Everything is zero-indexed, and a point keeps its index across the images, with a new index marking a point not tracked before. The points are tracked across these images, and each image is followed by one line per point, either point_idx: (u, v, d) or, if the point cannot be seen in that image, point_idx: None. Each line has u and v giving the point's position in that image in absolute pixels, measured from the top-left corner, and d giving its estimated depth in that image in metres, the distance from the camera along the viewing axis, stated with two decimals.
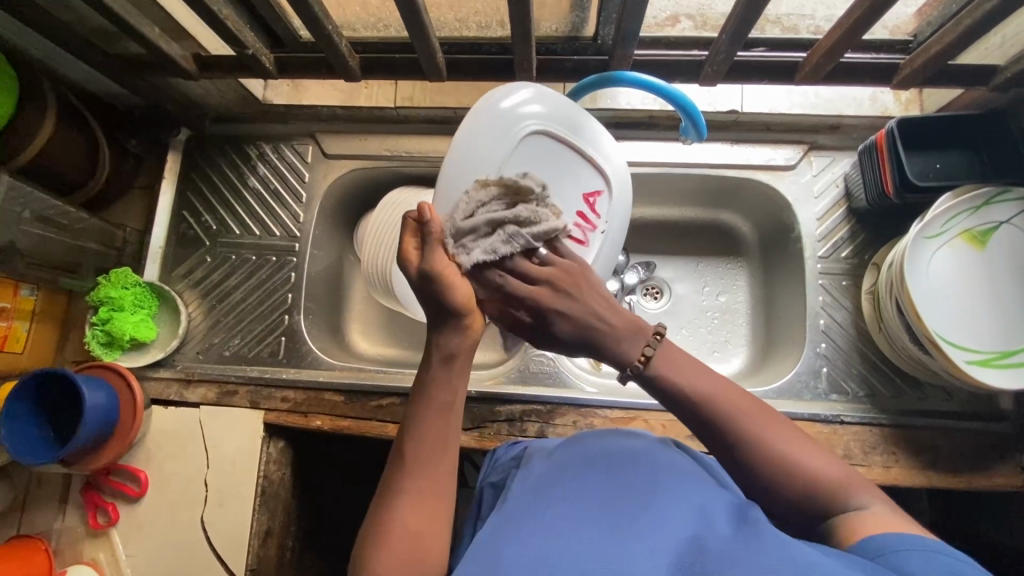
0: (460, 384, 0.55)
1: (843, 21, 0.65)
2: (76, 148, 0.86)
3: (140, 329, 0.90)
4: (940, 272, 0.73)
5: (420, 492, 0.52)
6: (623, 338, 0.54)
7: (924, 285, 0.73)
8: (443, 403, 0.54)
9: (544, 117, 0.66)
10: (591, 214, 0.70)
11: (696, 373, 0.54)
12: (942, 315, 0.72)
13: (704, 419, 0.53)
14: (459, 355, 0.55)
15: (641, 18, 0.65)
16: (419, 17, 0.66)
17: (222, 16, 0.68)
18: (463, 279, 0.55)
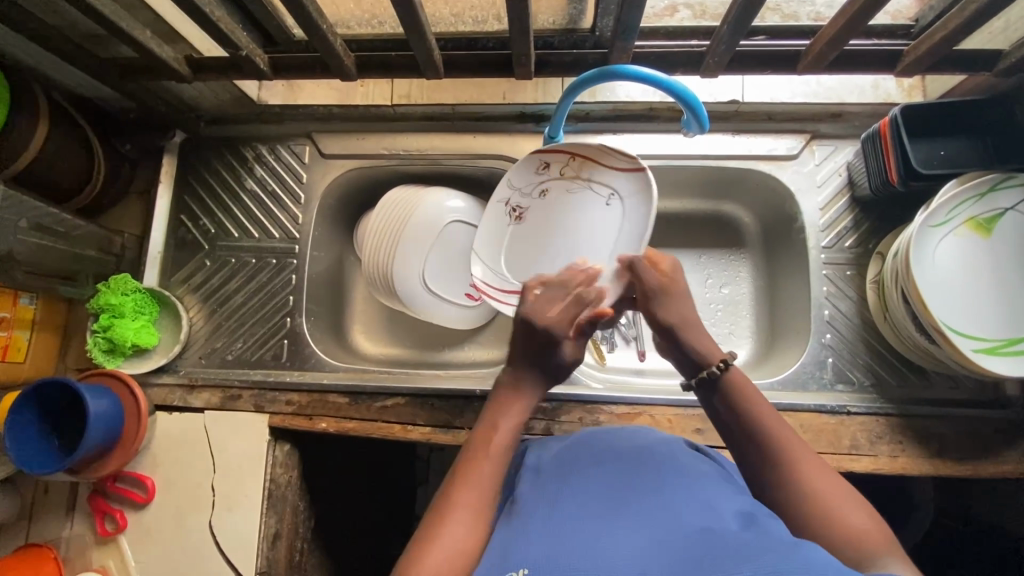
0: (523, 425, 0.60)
1: (845, 9, 0.64)
2: (70, 154, 0.85)
3: (141, 335, 0.89)
4: (941, 259, 0.73)
5: (473, 511, 0.51)
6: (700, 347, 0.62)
7: (927, 273, 0.72)
8: (509, 429, 0.58)
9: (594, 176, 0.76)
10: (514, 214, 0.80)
11: (757, 404, 0.57)
12: (945, 309, 0.71)
13: (745, 440, 0.56)
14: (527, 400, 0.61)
15: (640, 10, 0.64)
16: (414, 14, 0.64)
17: (214, 16, 0.67)
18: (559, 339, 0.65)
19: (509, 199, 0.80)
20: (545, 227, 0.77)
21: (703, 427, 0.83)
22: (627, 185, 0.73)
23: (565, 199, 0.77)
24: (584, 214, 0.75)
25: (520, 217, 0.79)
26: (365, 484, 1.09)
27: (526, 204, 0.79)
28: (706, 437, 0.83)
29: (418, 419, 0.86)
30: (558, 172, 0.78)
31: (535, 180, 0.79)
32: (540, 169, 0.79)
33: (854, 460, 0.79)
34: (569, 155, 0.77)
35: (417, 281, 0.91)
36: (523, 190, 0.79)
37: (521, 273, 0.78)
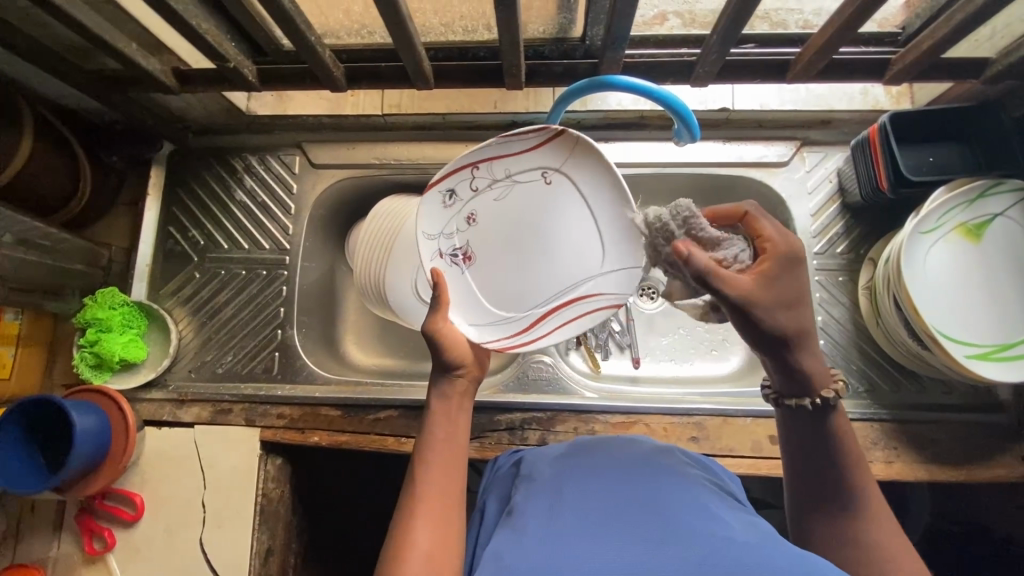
0: (460, 423, 0.59)
1: (834, 19, 0.64)
2: (55, 167, 0.84)
3: (129, 349, 0.88)
4: (960, 268, 0.73)
5: (434, 514, 0.53)
6: (818, 363, 0.54)
7: (945, 284, 0.73)
8: (444, 435, 0.58)
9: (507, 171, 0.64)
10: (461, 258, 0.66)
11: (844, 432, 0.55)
12: (959, 323, 0.72)
13: (822, 466, 0.54)
14: (456, 398, 0.60)
15: (630, 20, 0.64)
16: (403, 25, 0.64)
17: (201, 29, 0.67)
18: (460, 339, 0.62)
19: (442, 249, 0.66)
20: (509, 243, 0.65)
21: (698, 435, 0.83)
22: (545, 157, 0.62)
23: (495, 211, 0.65)
24: (531, 208, 0.64)
25: (468, 258, 0.66)
26: (359, 496, 1.08)
27: (463, 241, 0.66)
28: (701, 445, 0.83)
29: (411, 431, 0.85)
30: (468, 192, 0.65)
31: (453, 217, 0.66)
32: (448, 203, 0.66)
33: None
34: (470, 168, 0.64)
35: (410, 292, 0.89)
36: (448, 232, 0.66)
37: (514, 302, 0.65)
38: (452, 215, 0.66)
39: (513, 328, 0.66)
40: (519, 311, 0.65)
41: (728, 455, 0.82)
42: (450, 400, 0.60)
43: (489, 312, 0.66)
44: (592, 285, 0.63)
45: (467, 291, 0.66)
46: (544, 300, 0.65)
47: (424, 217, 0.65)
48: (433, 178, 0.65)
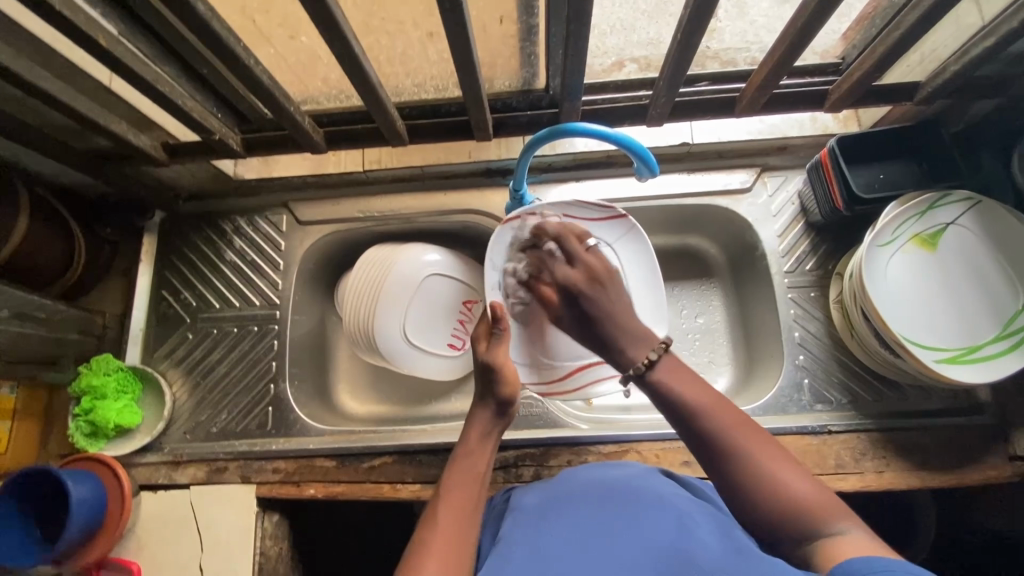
0: (485, 456, 0.67)
1: (768, 59, 0.70)
2: (52, 241, 0.87)
3: (124, 415, 0.89)
4: (887, 272, 0.76)
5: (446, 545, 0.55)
6: (634, 343, 0.62)
7: (881, 293, 0.75)
8: (465, 472, 0.64)
9: None
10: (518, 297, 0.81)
11: (687, 382, 0.57)
12: (910, 323, 0.75)
13: (685, 428, 0.55)
14: (488, 431, 0.69)
15: (581, 75, 0.70)
16: (374, 91, 0.70)
17: (187, 107, 0.72)
18: (515, 373, 0.70)
19: (502, 281, 0.82)
20: None
21: (690, 458, 0.84)
22: (600, 232, 0.83)
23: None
24: None
25: (524, 296, 0.82)
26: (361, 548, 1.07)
27: (525, 279, 0.81)
28: (695, 468, 0.84)
29: (406, 477, 0.86)
30: (536, 235, 0.82)
31: (519, 250, 0.81)
32: (517, 237, 0.81)
33: (840, 479, 0.80)
34: (543, 215, 0.82)
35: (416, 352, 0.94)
36: (512, 266, 0.81)
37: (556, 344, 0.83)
38: (521, 253, 0.81)
39: (550, 375, 0.84)
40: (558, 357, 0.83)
41: None
42: (484, 436, 0.68)
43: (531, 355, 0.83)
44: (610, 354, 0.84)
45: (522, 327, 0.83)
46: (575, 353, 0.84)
47: (497, 249, 0.81)
48: (511, 214, 0.81)
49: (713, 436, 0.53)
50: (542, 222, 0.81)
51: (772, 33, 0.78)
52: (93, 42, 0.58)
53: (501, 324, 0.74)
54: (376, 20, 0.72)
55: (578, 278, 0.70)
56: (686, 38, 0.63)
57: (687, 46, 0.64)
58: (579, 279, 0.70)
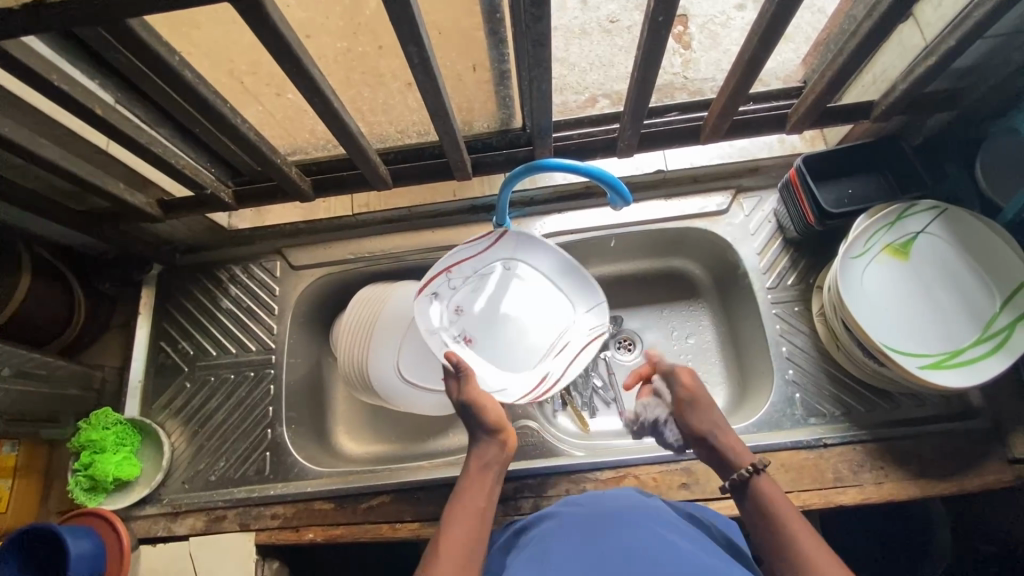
0: (486, 489, 0.67)
1: (725, 88, 0.73)
2: (52, 300, 0.90)
3: (123, 467, 0.90)
4: (872, 281, 0.79)
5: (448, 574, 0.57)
6: (736, 456, 0.68)
7: (862, 307, 0.77)
8: (474, 503, 0.65)
9: (475, 272, 0.85)
10: (467, 342, 0.82)
11: (778, 498, 0.61)
12: (898, 334, 0.76)
13: (760, 532, 0.59)
14: (488, 464, 0.69)
15: (550, 114, 0.73)
16: (357, 140, 0.74)
17: (181, 166, 0.76)
18: (491, 402, 0.72)
19: (445, 338, 0.82)
20: (495, 321, 0.84)
21: (689, 480, 0.84)
22: (479, 262, 0.85)
23: (475, 296, 0.84)
24: (500, 291, 0.85)
25: (469, 339, 0.82)
26: None
27: (462, 326, 0.83)
28: (694, 490, 0.84)
29: (405, 515, 0.86)
30: (449, 289, 0.84)
31: (446, 305, 0.84)
32: (433, 300, 0.83)
33: (840, 493, 0.80)
34: (444, 272, 0.85)
35: (405, 386, 0.94)
36: (444, 325, 0.83)
37: (489, 369, 0.82)
38: (441, 305, 0.83)
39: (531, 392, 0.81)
40: (512, 380, 0.82)
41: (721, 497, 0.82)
42: (484, 463, 0.69)
43: (499, 381, 0.81)
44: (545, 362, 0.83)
45: (480, 360, 0.82)
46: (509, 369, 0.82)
47: (426, 315, 0.83)
48: (421, 282, 0.83)
49: (791, 540, 0.56)
50: (453, 270, 0.85)
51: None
52: (91, 112, 0.63)
53: (460, 365, 0.74)
54: (356, 75, 0.76)
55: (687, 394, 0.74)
56: (643, 74, 0.67)
57: (645, 81, 0.68)
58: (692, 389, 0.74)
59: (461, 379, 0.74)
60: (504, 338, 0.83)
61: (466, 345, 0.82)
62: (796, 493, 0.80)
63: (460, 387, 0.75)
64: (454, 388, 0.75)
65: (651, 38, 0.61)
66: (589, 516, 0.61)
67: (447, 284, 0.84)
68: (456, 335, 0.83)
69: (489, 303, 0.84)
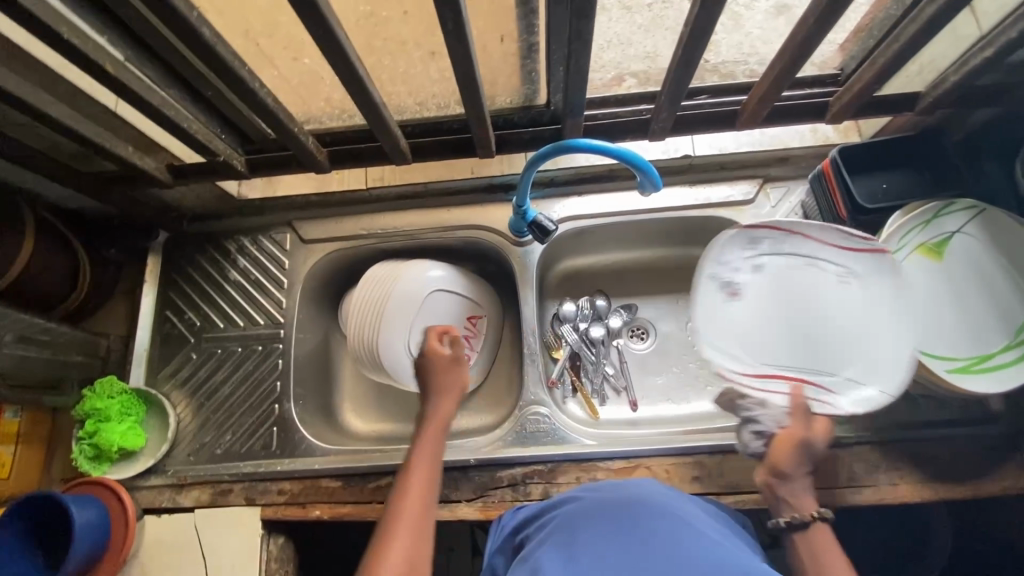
0: (439, 437, 0.76)
1: (769, 73, 0.70)
2: (56, 264, 0.88)
3: (128, 437, 0.88)
4: (870, 295, 0.79)
5: (410, 517, 0.63)
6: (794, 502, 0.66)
7: (830, 313, 0.82)
8: (431, 447, 0.73)
9: (810, 253, 0.82)
10: (734, 291, 0.85)
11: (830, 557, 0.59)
12: (851, 351, 0.79)
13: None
14: (443, 418, 0.79)
15: (583, 92, 0.70)
16: (379, 111, 0.70)
17: (192, 130, 0.73)
18: (455, 373, 0.85)
19: (721, 275, 0.84)
20: (803, 306, 0.83)
21: (701, 474, 0.83)
22: (851, 260, 0.80)
23: (786, 272, 0.83)
24: (819, 287, 0.82)
25: (737, 292, 0.85)
26: None
27: (744, 283, 0.85)
28: (706, 484, 0.83)
29: None
30: (769, 245, 0.83)
31: (745, 256, 0.84)
32: (749, 244, 0.83)
33: (853, 492, 0.79)
34: (781, 232, 0.82)
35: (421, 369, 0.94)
36: (733, 266, 0.84)
37: (806, 359, 0.82)
38: (750, 258, 0.84)
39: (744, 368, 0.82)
40: (773, 360, 0.83)
41: (733, 491, 0.81)
42: (440, 416, 0.79)
43: (728, 351, 0.83)
44: (842, 380, 0.79)
45: (749, 333, 0.84)
46: (854, 372, 0.79)
47: (711, 260, 0.84)
48: (744, 225, 0.82)
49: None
50: (717, 250, 0.83)
51: (767, 43, 0.77)
52: (99, 69, 0.59)
53: (447, 337, 0.90)
54: (378, 41, 0.72)
55: (790, 434, 0.70)
56: (687, 53, 0.63)
57: (688, 60, 0.64)
58: (799, 428, 0.71)
59: (455, 344, 0.88)
60: (783, 325, 0.83)
61: (727, 295, 0.85)
62: (810, 491, 0.80)
63: (450, 351, 0.87)
64: (443, 351, 0.87)
65: (700, 15, 0.57)
66: (612, 501, 0.56)
67: (778, 251, 0.83)
68: (733, 282, 0.85)
69: (795, 288, 0.83)
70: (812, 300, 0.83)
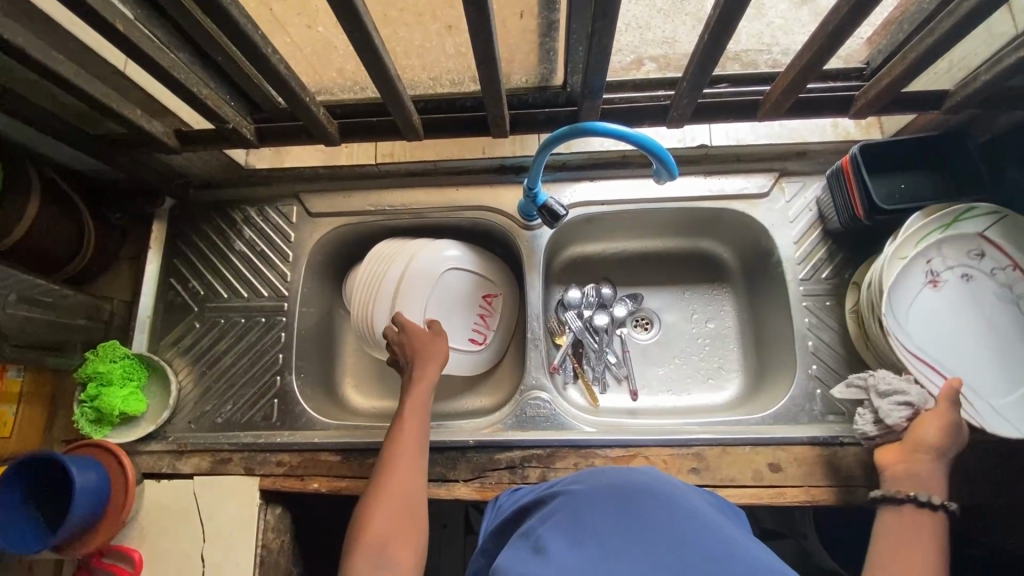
0: (421, 410, 0.80)
1: (795, 63, 0.68)
2: (61, 226, 0.87)
3: (130, 402, 0.89)
4: (987, 305, 0.76)
5: (386, 504, 0.70)
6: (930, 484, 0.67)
7: (948, 312, 0.76)
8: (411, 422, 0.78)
9: (999, 285, 0.76)
10: (937, 283, 0.77)
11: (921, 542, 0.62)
12: (966, 356, 0.75)
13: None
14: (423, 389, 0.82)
15: (604, 73, 0.68)
16: (392, 84, 0.69)
17: (202, 95, 0.71)
18: (427, 340, 0.86)
19: (934, 263, 0.77)
20: (972, 330, 0.76)
21: (699, 466, 0.83)
22: (985, 266, 0.76)
23: (990, 299, 0.76)
24: (991, 318, 0.75)
25: (937, 286, 0.77)
26: None
27: (945, 278, 0.77)
28: (702, 476, 0.83)
29: None
30: (989, 267, 0.76)
31: (966, 264, 0.76)
32: (971, 253, 0.77)
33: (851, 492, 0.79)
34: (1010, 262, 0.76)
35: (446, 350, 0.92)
36: (953, 262, 0.77)
37: (936, 338, 0.76)
38: (976, 267, 0.76)
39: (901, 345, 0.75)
40: (912, 335, 0.75)
41: (730, 485, 0.81)
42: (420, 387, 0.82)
43: (899, 323, 0.75)
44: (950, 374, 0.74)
45: (929, 326, 0.76)
46: (959, 374, 0.74)
47: (952, 256, 0.77)
48: (992, 235, 0.76)
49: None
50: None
51: (788, 34, 0.77)
52: (109, 27, 0.57)
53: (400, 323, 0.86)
54: (395, 11, 0.70)
55: (942, 419, 0.69)
56: (714, 37, 0.61)
57: (714, 45, 0.62)
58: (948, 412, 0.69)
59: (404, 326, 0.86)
60: (923, 323, 0.76)
61: (927, 284, 0.77)
62: (807, 488, 0.79)
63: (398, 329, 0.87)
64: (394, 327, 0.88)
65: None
66: (618, 481, 0.54)
67: (1009, 274, 0.76)
68: (939, 277, 0.77)
69: (978, 309, 0.76)
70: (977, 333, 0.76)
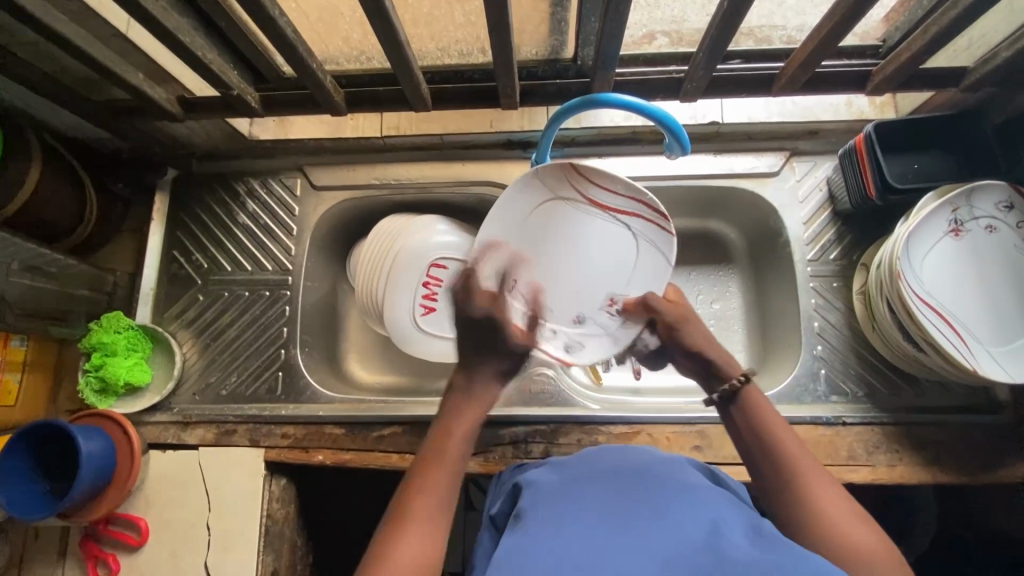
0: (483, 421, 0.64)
1: (813, 36, 0.66)
2: (63, 194, 0.86)
3: (135, 372, 0.89)
4: (1004, 254, 0.75)
5: (420, 525, 0.53)
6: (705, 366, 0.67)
7: (968, 260, 0.75)
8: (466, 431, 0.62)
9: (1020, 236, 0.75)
10: (960, 232, 0.75)
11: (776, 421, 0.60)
12: (982, 307, 0.74)
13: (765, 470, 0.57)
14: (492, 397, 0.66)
15: (619, 41, 0.66)
16: (402, 52, 0.67)
17: (206, 60, 0.70)
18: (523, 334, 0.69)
19: (958, 212, 0.75)
20: (988, 280, 0.75)
21: (701, 444, 0.83)
22: (1008, 217, 0.75)
23: (1010, 250, 0.75)
24: (1008, 270, 0.75)
25: (959, 235, 0.75)
26: (361, 513, 1.08)
27: (968, 228, 0.75)
28: (704, 453, 0.83)
29: (414, 447, 0.86)
30: (1014, 220, 0.75)
31: (989, 217, 0.75)
32: (999, 204, 0.75)
33: (852, 470, 0.80)
34: None
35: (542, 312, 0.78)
36: (978, 212, 0.75)
37: (954, 288, 0.74)
38: (999, 219, 0.75)
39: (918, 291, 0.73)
40: (927, 285, 0.74)
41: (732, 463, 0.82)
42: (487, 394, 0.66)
43: (916, 271, 0.74)
44: (964, 325, 0.73)
45: (946, 275, 0.75)
46: (972, 325, 0.73)
47: (978, 205, 0.75)
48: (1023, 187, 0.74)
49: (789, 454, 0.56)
50: None
51: (800, 14, 0.74)
52: None
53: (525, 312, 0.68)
54: None
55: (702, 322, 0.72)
56: (733, 7, 0.59)
57: (732, 15, 0.61)
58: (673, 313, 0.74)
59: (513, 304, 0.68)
60: (943, 272, 0.75)
61: (950, 233, 0.75)
62: None
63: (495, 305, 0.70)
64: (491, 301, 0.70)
65: None
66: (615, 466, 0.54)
67: None
68: (964, 228, 0.75)
69: (998, 261, 0.75)
70: (994, 283, 0.75)
